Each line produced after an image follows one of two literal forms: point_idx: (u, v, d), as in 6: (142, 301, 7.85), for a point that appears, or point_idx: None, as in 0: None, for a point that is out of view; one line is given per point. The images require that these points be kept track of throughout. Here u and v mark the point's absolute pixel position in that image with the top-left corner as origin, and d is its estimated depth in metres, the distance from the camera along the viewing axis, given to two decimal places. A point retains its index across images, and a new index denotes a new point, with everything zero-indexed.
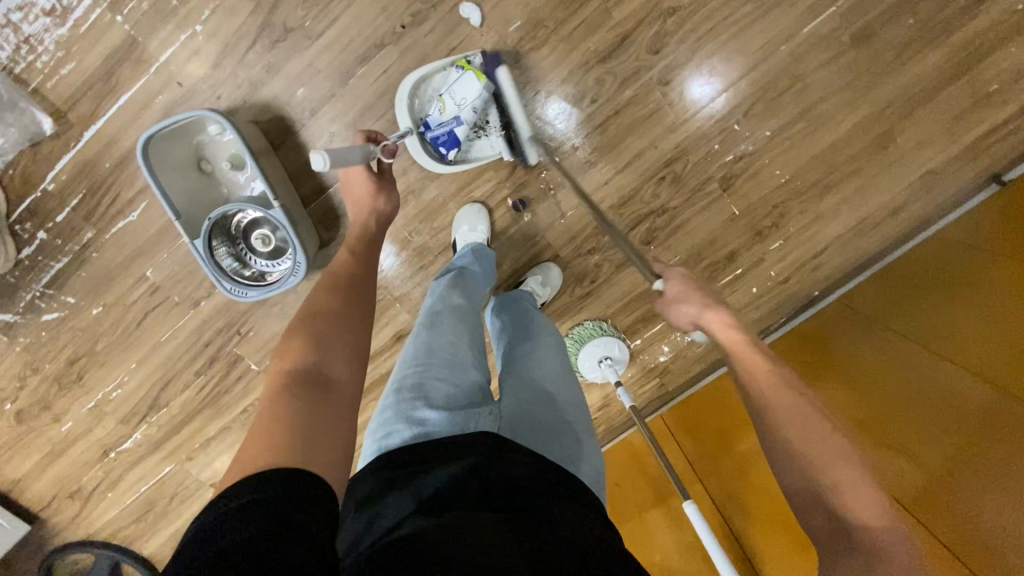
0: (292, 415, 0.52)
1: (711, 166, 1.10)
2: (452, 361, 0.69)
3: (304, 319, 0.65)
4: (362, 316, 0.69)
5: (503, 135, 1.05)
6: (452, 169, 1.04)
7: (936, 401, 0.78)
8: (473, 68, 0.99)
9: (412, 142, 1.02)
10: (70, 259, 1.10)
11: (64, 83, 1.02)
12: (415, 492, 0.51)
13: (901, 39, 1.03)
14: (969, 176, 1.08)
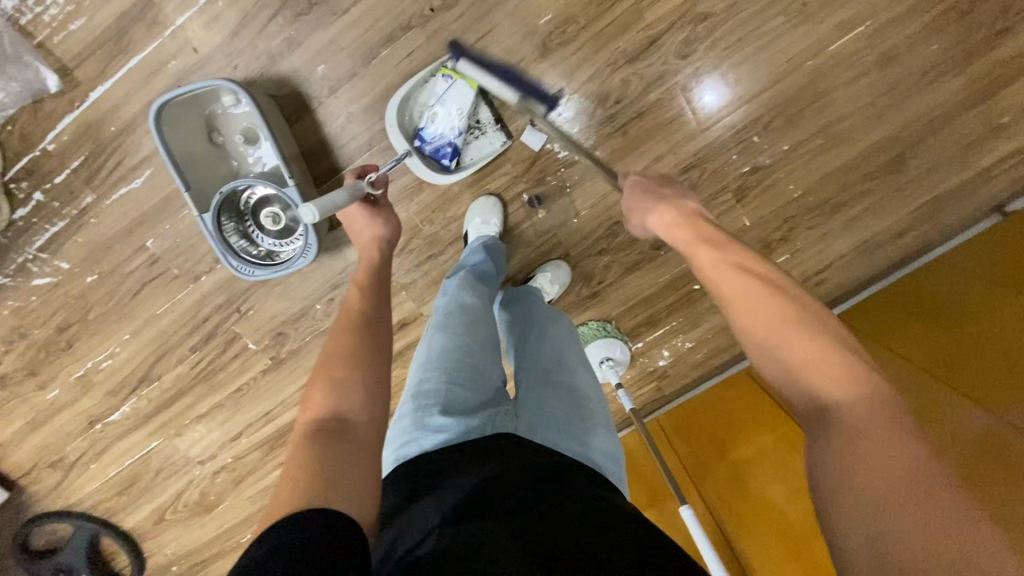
0: (314, 467, 0.50)
1: (727, 177, 1.10)
2: (465, 363, 0.68)
3: (323, 362, 0.62)
4: (381, 346, 0.65)
5: (499, 128, 1.05)
6: (463, 174, 1.04)
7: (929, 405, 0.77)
8: (457, 75, 1.00)
9: (415, 162, 1.02)
10: (67, 224, 1.06)
11: (73, 39, 0.97)
12: (440, 504, 0.49)
13: (924, 64, 1.04)
14: (974, 205, 1.10)
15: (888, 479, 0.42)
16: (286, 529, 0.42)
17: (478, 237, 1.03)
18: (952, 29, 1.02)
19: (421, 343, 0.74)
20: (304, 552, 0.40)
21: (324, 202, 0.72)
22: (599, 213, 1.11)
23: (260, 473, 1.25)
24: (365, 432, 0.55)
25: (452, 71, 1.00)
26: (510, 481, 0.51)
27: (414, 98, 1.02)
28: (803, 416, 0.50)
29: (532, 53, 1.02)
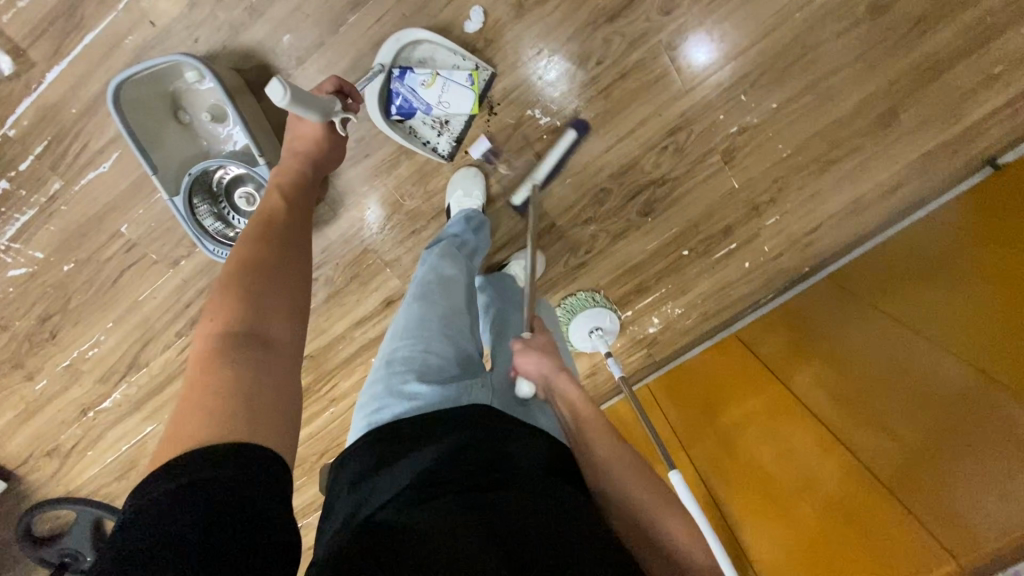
0: (232, 387, 0.49)
1: (713, 139, 1.07)
2: (443, 331, 0.68)
3: (232, 276, 0.59)
4: (299, 269, 0.65)
5: (451, 144, 1.04)
6: (386, 129, 0.99)
7: (917, 389, 0.80)
8: (476, 87, 0.99)
9: (374, 85, 0.97)
10: (37, 212, 1.03)
11: (22, 16, 0.92)
12: (410, 470, 0.49)
13: (916, 12, 1.00)
14: (966, 158, 1.08)
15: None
16: (195, 468, 0.42)
17: (459, 210, 1.01)
18: None
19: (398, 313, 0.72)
20: (220, 497, 0.40)
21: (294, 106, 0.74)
22: (583, 180, 1.09)
23: None
24: (280, 346, 0.56)
25: (477, 80, 0.99)
26: (486, 447, 0.51)
27: (433, 46, 0.97)
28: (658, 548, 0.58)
29: (507, 14, 0.97)
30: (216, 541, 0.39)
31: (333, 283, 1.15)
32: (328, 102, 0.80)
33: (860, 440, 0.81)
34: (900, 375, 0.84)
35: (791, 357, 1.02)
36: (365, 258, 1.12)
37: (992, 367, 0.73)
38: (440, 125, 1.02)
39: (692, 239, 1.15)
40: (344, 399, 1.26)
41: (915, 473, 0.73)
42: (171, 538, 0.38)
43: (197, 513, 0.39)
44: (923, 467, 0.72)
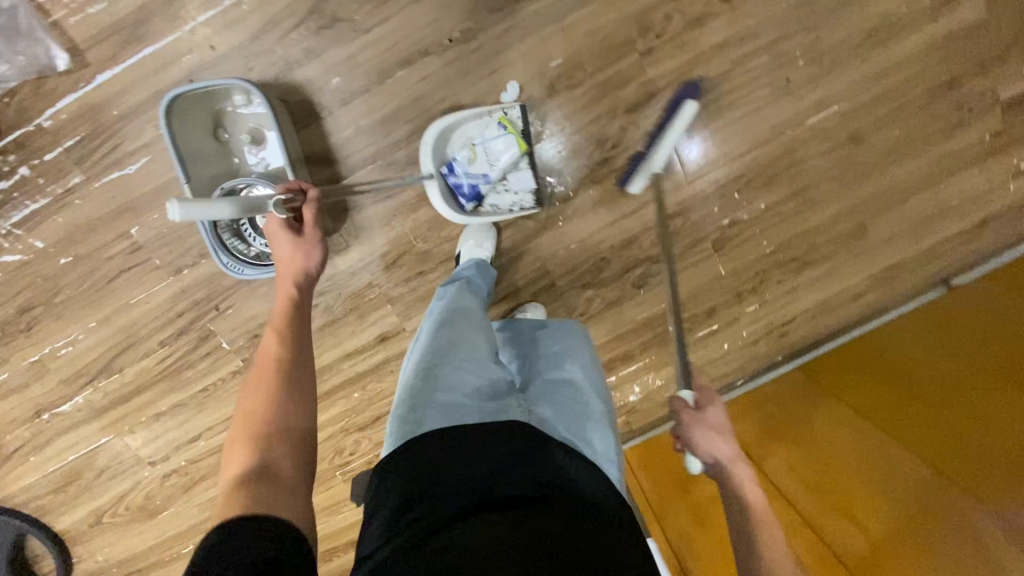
0: (259, 491, 0.55)
1: (707, 227, 1.18)
2: (472, 354, 0.71)
3: (241, 427, 0.63)
4: (302, 390, 0.68)
5: (531, 195, 1.10)
6: (470, 221, 1.06)
7: (882, 476, 0.87)
8: (512, 130, 1.06)
9: (432, 189, 1.05)
10: (49, 202, 1.03)
11: (90, 22, 0.97)
12: (462, 478, 0.54)
13: (886, 145, 1.15)
14: (924, 276, 1.22)
15: None
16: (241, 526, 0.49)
17: (470, 259, 1.05)
18: (911, 121, 1.14)
19: (423, 333, 0.76)
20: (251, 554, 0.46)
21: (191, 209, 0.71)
22: (587, 248, 1.16)
23: (215, 478, 1.25)
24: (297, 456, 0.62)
25: (510, 124, 1.05)
26: (527, 470, 0.56)
27: (461, 129, 1.07)
28: None
29: (539, 92, 1.07)
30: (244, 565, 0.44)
31: (331, 311, 1.16)
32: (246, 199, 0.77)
33: (852, 513, 0.85)
34: (866, 459, 0.90)
35: (765, 436, 1.07)
36: (366, 291, 1.15)
37: (960, 466, 0.81)
38: (506, 184, 1.09)
39: (679, 316, 1.22)
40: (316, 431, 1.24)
41: (876, 557, 0.77)
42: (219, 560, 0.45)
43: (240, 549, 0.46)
44: (884, 552, 0.77)
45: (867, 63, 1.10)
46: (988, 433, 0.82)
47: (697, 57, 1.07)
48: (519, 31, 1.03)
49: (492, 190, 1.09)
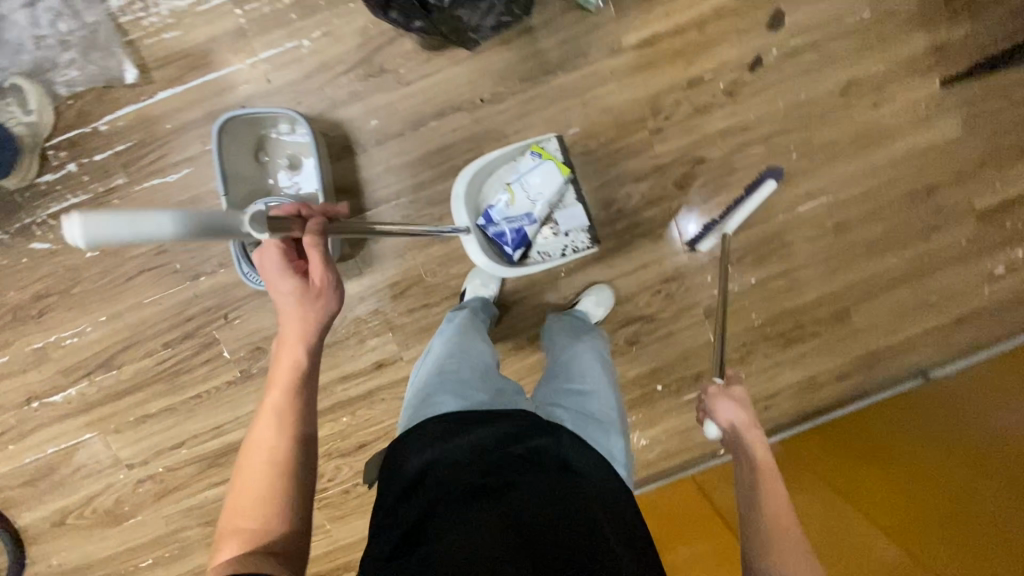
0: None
1: (701, 295, 1.24)
2: (481, 362, 0.84)
3: (234, 514, 0.59)
4: (301, 459, 0.64)
5: (581, 232, 1.13)
6: (520, 268, 1.06)
7: (861, 546, 0.88)
8: (549, 160, 1.08)
9: (471, 242, 1.06)
10: (88, 198, 1.09)
11: (163, 45, 1.06)
12: (470, 484, 0.57)
13: (870, 239, 1.25)
14: (902, 365, 1.30)
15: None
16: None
17: (473, 297, 1.12)
18: (892, 220, 1.24)
19: (438, 348, 0.88)
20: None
21: (108, 219, 0.46)
22: None
23: (189, 488, 1.24)
24: (289, 543, 0.58)
25: (544, 154, 1.08)
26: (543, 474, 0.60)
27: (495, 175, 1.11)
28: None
29: None
30: None
31: (334, 333, 1.20)
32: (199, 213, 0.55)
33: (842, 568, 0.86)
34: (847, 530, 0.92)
35: None
36: (371, 318, 1.19)
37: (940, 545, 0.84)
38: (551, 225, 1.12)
39: (668, 377, 1.27)
40: None
41: None
42: None
43: None
44: None
45: (856, 163, 1.20)
46: (978, 516, 0.87)
47: (701, 140, 1.16)
48: (545, 98, 1.12)
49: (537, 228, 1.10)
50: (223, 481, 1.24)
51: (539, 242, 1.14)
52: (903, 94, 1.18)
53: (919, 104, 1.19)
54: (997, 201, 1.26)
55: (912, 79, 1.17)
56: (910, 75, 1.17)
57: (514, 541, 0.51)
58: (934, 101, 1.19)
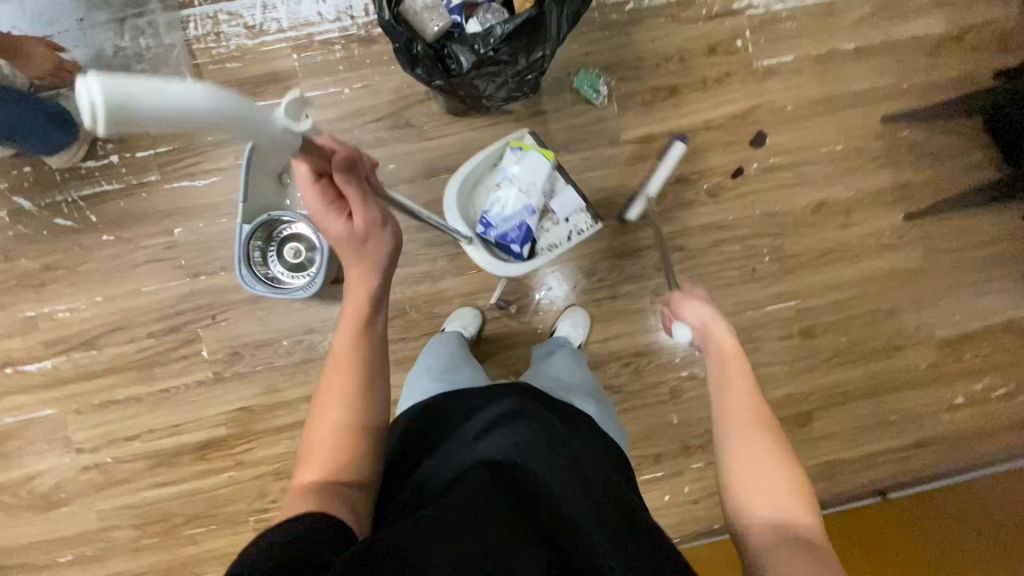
0: (326, 502, 0.58)
1: (667, 374, 1.29)
2: (465, 366, 0.95)
3: (311, 445, 0.68)
4: (367, 391, 0.71)
5: (582, 214, 1.14)
6: (530, 265, 1.09)
7: None
8: (529, 151, 1.10)
9: (478, 250, 1.10)
10: (119, 187, 1.19)
11: (223, 73, 1.18)
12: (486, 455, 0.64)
13: (835, 348, 1.31)
14: (860, 479, 1.31)
15: (773, 462, 0.70)
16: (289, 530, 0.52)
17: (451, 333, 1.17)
18: (856, 334, 1.31)
19: (429, 355, 1.00)
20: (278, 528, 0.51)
21: (127, 82, 0.40)
22: None
23: (132, 483, 1.23)
24: (358, 469, 0.66)
25: (525, 147, 1.10)
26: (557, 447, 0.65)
27: (481, 174, 1.14)
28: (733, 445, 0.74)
29: None
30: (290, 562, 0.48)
31: (311, 350, 1.23)
32: (224, 92, 0.49)
33: None
34: None
35: None
36: None
37: None
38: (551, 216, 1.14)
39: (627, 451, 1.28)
40: (250, 465, 1.24)
41: None
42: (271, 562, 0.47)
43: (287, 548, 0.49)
44: None
45: (823, 276, 1.30)
46: None
47: (682, 230, 1.27)
48: None
49: (538, 218, 1.12)
50: (166, 483, 1.23)
51: (545, 231, 1.15)
52: (869, 220, 1.30)
53: (883, 233, 1.30)
54: (955, 334, 1.33)
55: (878, 209, 1.29)
56: (875, 206, 1.29)
57: (521, 534, 0.57)
58: (897, 231, 1.30)
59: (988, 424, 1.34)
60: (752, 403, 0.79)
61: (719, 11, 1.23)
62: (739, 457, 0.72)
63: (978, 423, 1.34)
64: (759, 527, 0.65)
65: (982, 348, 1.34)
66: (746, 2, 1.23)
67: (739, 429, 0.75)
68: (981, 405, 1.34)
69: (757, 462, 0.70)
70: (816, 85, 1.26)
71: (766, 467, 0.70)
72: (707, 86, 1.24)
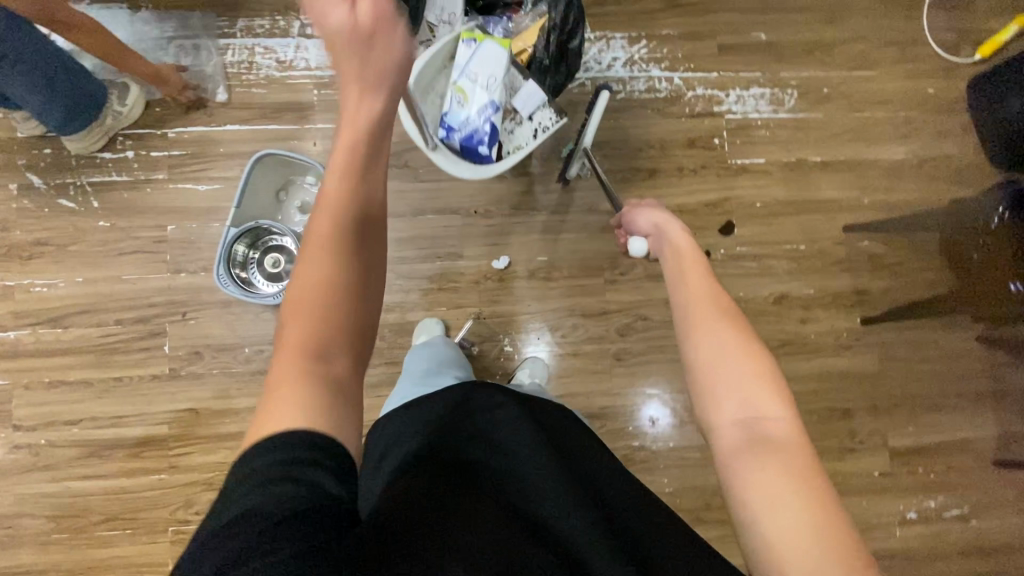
0: (318, 394, 0.49)
1: (619, 441, 1.29)
2: (445, 368, 0.99)
3: (297, 313, 0.54)
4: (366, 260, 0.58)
5: (548, 108, 1.07)
6: (502, 164, 1.03)
7: None
8: (485, 41, 1.02)
9: (447, 156, 1.04)
10: (127, 180, 1.27)
11: (248, 95, 1.30)
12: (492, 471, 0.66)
13: None
14: None
15: (740, 363, 0.64)
16: (269, 468, 0.45)
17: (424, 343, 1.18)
18: (810, 430, 1.32)
19: (416, 359, 1.04)
20: (264, 464, 0.45)
21: None
22: None
23: (59, 471, 1.20)
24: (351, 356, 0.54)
25: (480, 39, 1.03)
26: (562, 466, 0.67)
27: (435, 78, 1.07)
28: (690, 355, 0.67)
29: (524, 272, 1.31)
30: (266, 514, 0.42)
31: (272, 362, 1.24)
32: None
33: None
34: None
35: None
36: None
37: None
38: (516, 113, 1.07)
39: None
40: (183, 471, 1.21)
41: None
42: (249, 518, 0.41)
43: (268, 496, 0.43)
44: None
45: (780, 365, 1.33)
46: None
47: (647, 301, 1.32)
48: (527, 227, 1.32)
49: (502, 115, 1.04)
50: (93, 476, 1.20)
51: (510, 132, 1.08)
52: (828, 319, 1.35)
53: (841, 334, 1.35)
54: (909, 445, 1.34)
55: (836, 309, 1.35)
56: (833, 306, 1.35)
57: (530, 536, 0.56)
58: (853, 333, 1.35)
59: (937, 545, 1.32)
60: (710, 296, 0.72)
61: (701, 111, 1.36)
62: (699, 358, 0.66)
63: (928, 543, 1.31)
64: (730, 433, 0.60)
65: (935, 464, 1.34)
66: (726, 107, 1.37)
67: (699, 333, 0.68)
68: (932, 524, 1.32)
69: (716, 365, 0.64)
70: (784, 188, 1.37)
71: (732, 371, 0.63)
72: (684, 173, 1.35)
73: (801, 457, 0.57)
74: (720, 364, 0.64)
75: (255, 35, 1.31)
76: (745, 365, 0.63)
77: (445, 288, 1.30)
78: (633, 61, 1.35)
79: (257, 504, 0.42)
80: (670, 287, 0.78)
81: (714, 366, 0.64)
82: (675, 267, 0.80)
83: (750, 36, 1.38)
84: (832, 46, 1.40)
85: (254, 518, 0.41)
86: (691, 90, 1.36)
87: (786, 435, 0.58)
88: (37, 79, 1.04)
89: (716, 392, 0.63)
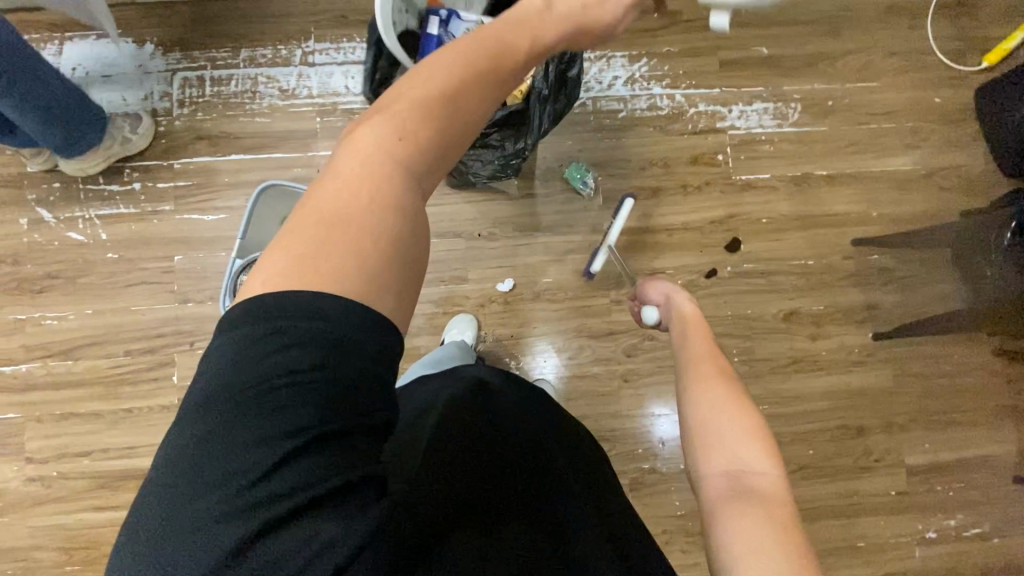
0: (369, 262, 0.47)
1: (628, 464, 1.27)
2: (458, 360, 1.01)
3: (373, 157, 0.51)
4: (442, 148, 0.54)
5: None
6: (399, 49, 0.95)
7: None
8: None
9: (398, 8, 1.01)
10: (134, 212, 1.28)
11: (252, 125, 1.31)
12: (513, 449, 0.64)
13: (801, 460, 1.29)
14: None
15: (733, 418, 0.63)
16: (267, 350, 0.43)
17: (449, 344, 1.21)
18: (824, 448, 1.30)
19: (435, 352, 1.05)
20: (277, 364, 0.43)
21: None
22: None
23: (71, 503, 1.20)
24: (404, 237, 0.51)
25: None
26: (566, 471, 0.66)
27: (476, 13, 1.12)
28: (688, 407, 0.67)
29: (528, 295, 1.31)
30: (243, 414, 0.43)
31: None
32: None
33: None
34: None
35: None
36: None
37: None
38: None
39: None
40: None
41: None
42: (229, 410, 0.43)
43: (248, 391, 0.43)
44: None
45: (791, 383, 1.31)
46: None
47: None
48: (530, 248, 1.31)
49: None
50: (105, 507, 1.20)
51: None
52: (838, 334, 1.33)
53: (853, 349, 1.33)
54: (928, 463, 1.31)
55: (846, 324, 1.33)
56: (844, 321, 1.33)
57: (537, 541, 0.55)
58: (865, 348, 1.33)
59: (959, 565, 1.28)
60: (713, 358, 0.73)
61: (704, 128, 1.35)
62: (693, 412, 0.66)
63: (950, 563, 1.28)
64: (716, 480, 0.59)
65: (955, 482, 1.31)
66: (729, 122, 1.36)
67: (703, 386, 0.68)
68: (954, 543, 1.29)
69: (709, 419, 0.64)
70: (790, 203, 1.35)
71: (727, 425, 0.63)
72: (688, 191, 1.34)
73: (783, 512, 0.55)
74: (717, 418, 0.64)
75: (258, 65, 1.32)
76: (739, 421, 0.63)
77: (451, 312, 1.29)
78: (633, 79, 1.35)
79: (237, 396, 0.43)
80: (678, 347, 0.79)
81: (710, 420, 0.64)
82: (684, 329, 0.82)
83: (752, 51, 1.37)
84: (835, 58, 1.39)
85: (229, 410, 0.43)
86: (693, 107, 1.36)
87: (770, 488, 0.57)
88: (32, 101, 1.04)
89: (708, 441, 0.62)
